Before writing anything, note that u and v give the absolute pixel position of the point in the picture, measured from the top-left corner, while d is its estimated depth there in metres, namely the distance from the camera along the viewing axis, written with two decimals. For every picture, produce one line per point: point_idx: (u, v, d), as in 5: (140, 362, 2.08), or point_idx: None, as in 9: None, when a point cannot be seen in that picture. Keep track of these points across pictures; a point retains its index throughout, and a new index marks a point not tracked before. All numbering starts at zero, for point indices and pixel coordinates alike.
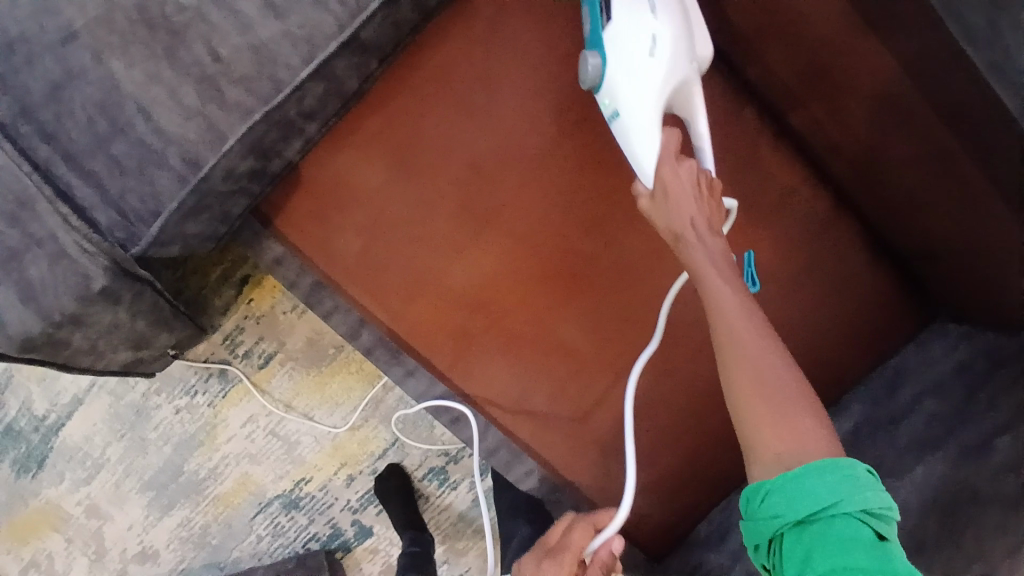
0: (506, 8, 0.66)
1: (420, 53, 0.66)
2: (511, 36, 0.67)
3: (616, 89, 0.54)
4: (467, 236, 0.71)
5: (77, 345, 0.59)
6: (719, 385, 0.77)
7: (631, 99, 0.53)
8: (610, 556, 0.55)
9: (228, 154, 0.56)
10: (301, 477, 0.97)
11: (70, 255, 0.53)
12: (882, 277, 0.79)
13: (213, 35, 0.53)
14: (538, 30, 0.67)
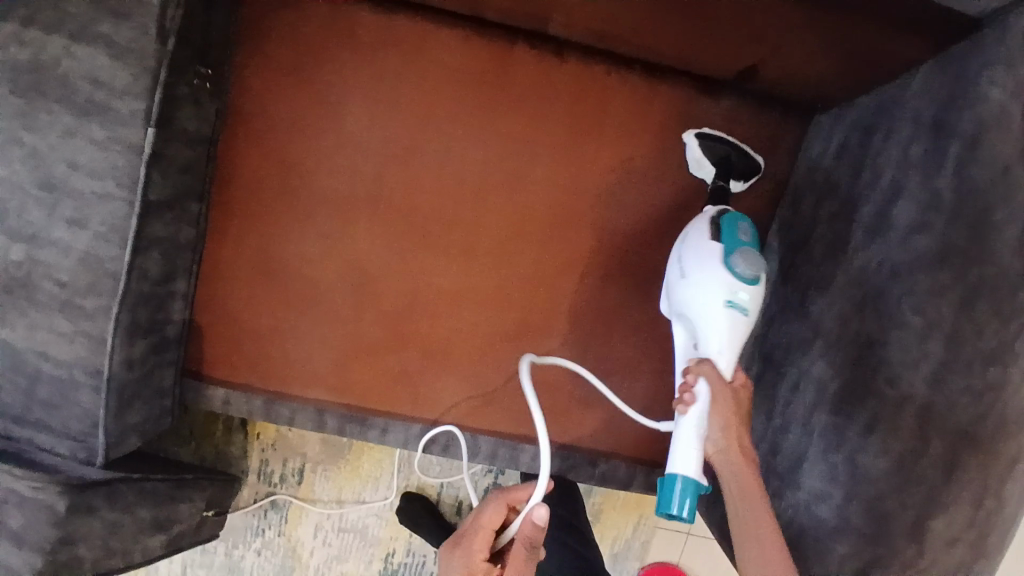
0: (268, 98, 0.71)
1: (225, 176, 0.72)
2: (288, 117, 0.72)
3: (754, 294, 0.61)
4: (359, 294, 0.75)
5: (88, 556, 0.66)
6: (653, 293, 0.76)
7: (740, 331, 0.61)
8: (533, 528, 0.61)
9: (114, 349, 0.63)
10: (387, 552, 1.04)
11: (27, 496, 0.60)
12: (748, 113, 0.74)
13: (48, 268, 0.61)
14: (304, 97, 0.71)
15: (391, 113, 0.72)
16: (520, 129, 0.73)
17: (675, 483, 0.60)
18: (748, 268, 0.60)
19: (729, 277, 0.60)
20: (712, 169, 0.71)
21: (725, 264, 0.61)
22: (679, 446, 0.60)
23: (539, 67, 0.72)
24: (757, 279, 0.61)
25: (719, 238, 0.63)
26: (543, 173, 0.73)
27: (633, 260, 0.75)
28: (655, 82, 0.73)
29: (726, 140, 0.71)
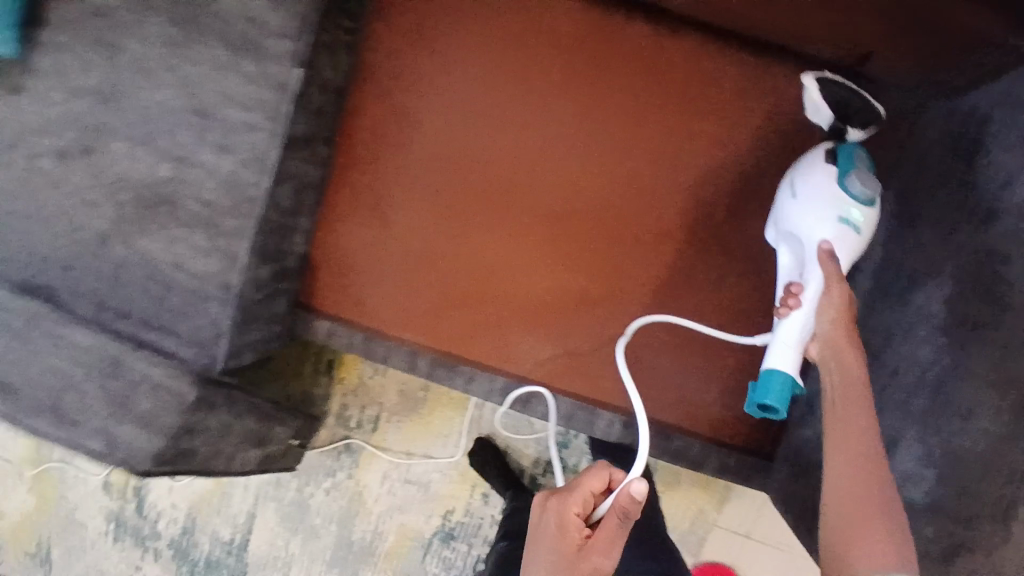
0: (395, 55, 0.77)
1: (349, 124, 0.78)
2: (410, 73, 0.77)
3: (868, 212, 0.64)
4: (460, 243, 0.79)
5: (202, 451, 0.73)
6: (746, 269, 0.77)
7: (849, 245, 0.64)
8: (631, 500, 0.62)
9: (245, 267, 0.69)
10: (446, 509, 1.08)
11: (163, 384, 0.67)
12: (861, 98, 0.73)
13: (195, 188, 0.67)
14: (427, 55, 0.76)
15: (505, 74, 0.76)
16: (628, 97, 0.75)
17: (777, 374, 0.64)
18: (863, 188, 0.63)
19: (846, 194, 0.64)
20: (830, 116, 0.68)
21: (843, 182, 0.64)
22: (780, 343, 0.64)
23: (652, 41, 0.75)
24: (872, 199, 0.64)
25: (835, 159, 0.65)
26: (646, 142, 0.76)
27: (726, 234, 0.77)
28: (766, 61, 0.74)
29: (846, 85, 0.67)
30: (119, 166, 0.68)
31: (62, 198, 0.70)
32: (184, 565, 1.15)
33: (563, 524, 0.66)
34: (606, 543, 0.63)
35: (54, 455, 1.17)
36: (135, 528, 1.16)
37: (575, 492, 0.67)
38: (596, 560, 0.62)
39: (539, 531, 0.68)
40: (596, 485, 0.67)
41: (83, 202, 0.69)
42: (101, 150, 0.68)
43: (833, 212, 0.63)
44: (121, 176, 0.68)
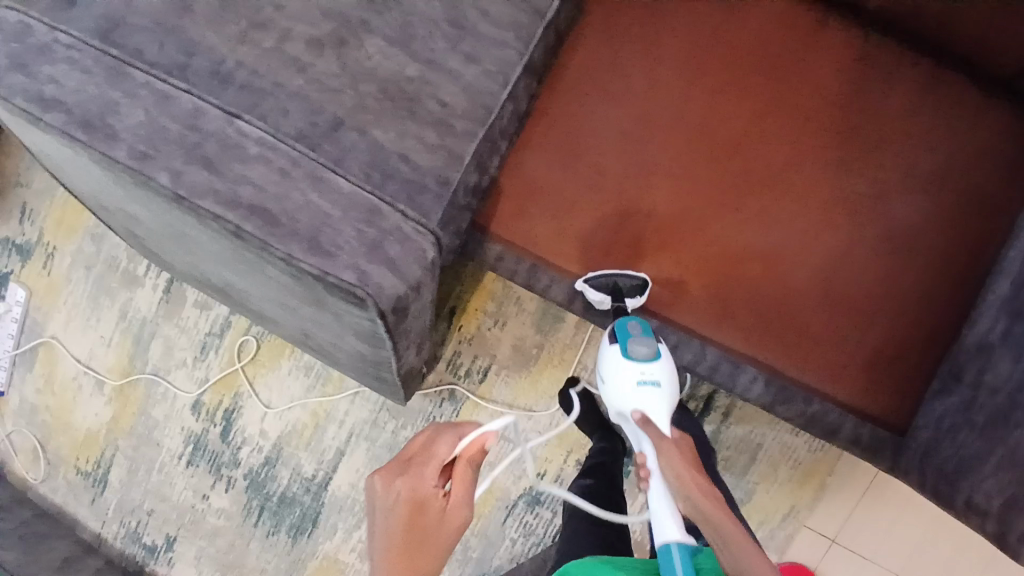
0: (613, 16, 0.87)
1: (559, 68, 0.86)
2: (623, 34, 0.86)
3: (658, 366, 0.82)
4: (637, 193, 0.85)
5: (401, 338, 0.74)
6: (901, 251, 0.82)
7: (656, 401, 0.82)
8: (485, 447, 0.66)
9: (466, 167, 0.75)
10: (538, 472, 1.09)
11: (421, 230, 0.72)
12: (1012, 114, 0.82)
13: (438, 89, 0.74)
14: (642, 21, 0.87)
15: (707, 46, 0.86)
16: (809, 86, 0.84)
17: (671, 547, 0.74)
18: (644, 350, 0.82)
19: (632, 362, 0.82)
20: (607, 299, 0.85)
21: (626, 356, 0.82)
22: (661, 519, 0.76)
23: (837, 42, 0.85)
24: (655, 355, 0.82)
25: (616, 339, 0.84)
26: (824, 121, 0.84)
27: (886, 221, 0.83)
28: (940, 72, 0.83)
29: (607, 274, 0.85)
30: (370, 60, 0.75)
31: (307, 81, 0.76)
32: (255, 498, 1.14)
33: (417, 499, 0.62)
34: (461, 500, 0.64)
35: (146, 367, 1.15)
36: (214, 453, 1.14)
37: (420, 466, 0.64)
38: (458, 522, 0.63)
39: (377, 509, 0.63)
40: (444, 453, 0.65)
41: (328, 88, 0.76)
42: (356, 43, 0.76)
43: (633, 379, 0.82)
44: (369, 69, 0.75)
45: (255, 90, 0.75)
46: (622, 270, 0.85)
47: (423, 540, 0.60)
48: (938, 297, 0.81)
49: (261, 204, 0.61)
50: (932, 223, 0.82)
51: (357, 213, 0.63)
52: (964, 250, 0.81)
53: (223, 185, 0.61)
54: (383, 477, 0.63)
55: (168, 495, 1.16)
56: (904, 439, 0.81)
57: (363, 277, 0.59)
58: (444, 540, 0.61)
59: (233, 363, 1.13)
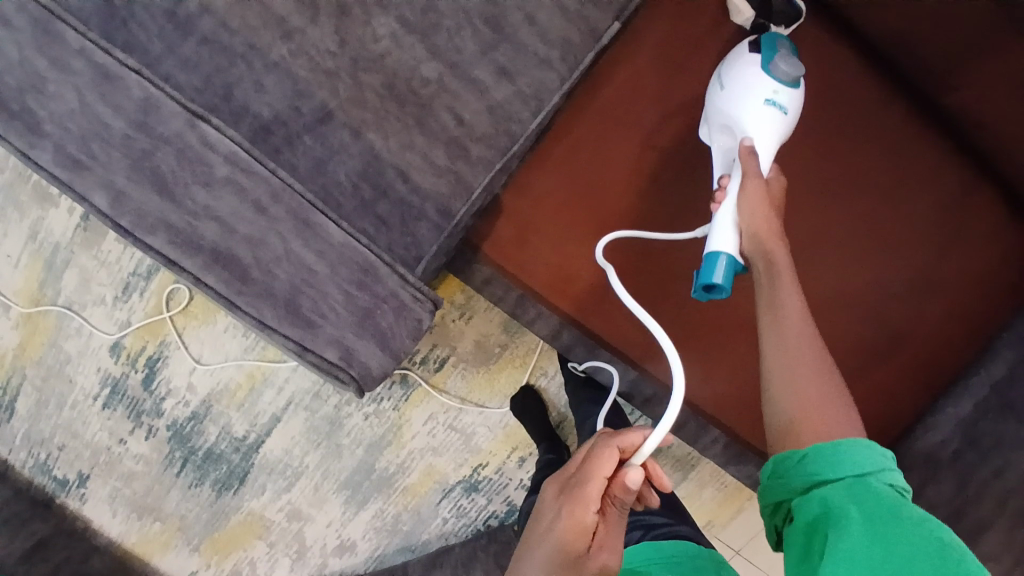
0: (673, 34, 0.75)
1: (598, 82, 0.75)
2: (678, 56, 0.75)
3: (792, 95, 0.65)
4: (647, 239, 0.77)
5: None
6: (884, 349, 0.81)
7: (773, 127, 0.64)
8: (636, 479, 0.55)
9: (474, 201, 0.64)
10: (479, 463, 1.09)
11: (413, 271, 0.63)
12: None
13: (457, 102, 0.62)
14: (702, 46, 0.76)
15: None
16: (846, 159, 0.79)
17: (720, 257, 0.61)
18: (788, 70, 0.65)
19: (770, 77, 0.65)
20: (752, 14, 0.73)
21: (766, 68, 0.65)
22: (719, 223, 0.62)
23: (888, 116, 0.78)
24: (795, 82, 0.65)
25: (758, 49, 0.67)
26: (850, 199, 0.79)
27: (880, 315, 0.80)
28: (976, 175, 0.79)
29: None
30: (378, 45, 0.61)
31: (293, 52, 0.60)
32: (179, 450, 1.08)
33: (574, 523, 0.57)
34: (614, 534, 0.59)
35: (58, 298, 1.02)
36: (135, 399, 1.05)
37: (590, 484, 0.58)
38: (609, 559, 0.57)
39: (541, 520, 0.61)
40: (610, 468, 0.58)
41: (319, 68, 0.61)
42: (361, 17, 0.60)
43: (762, 92, 0.65)
44: (375, 56, 0.61)
45: (225, 51, 0.59)
46: None
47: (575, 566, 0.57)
48: (901, 400, 0.82)
49: (229, 251, 0.49)
50: (923, 326, 0.81)
51: (349, 271, 0.52)
52: (940, 359, 0.81)
53: (180, 218, 0.49)
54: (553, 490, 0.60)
55: (80, 433, 1.07)
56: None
57: (347, 356, 0.51)
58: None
59: (161, 310, 1.01)
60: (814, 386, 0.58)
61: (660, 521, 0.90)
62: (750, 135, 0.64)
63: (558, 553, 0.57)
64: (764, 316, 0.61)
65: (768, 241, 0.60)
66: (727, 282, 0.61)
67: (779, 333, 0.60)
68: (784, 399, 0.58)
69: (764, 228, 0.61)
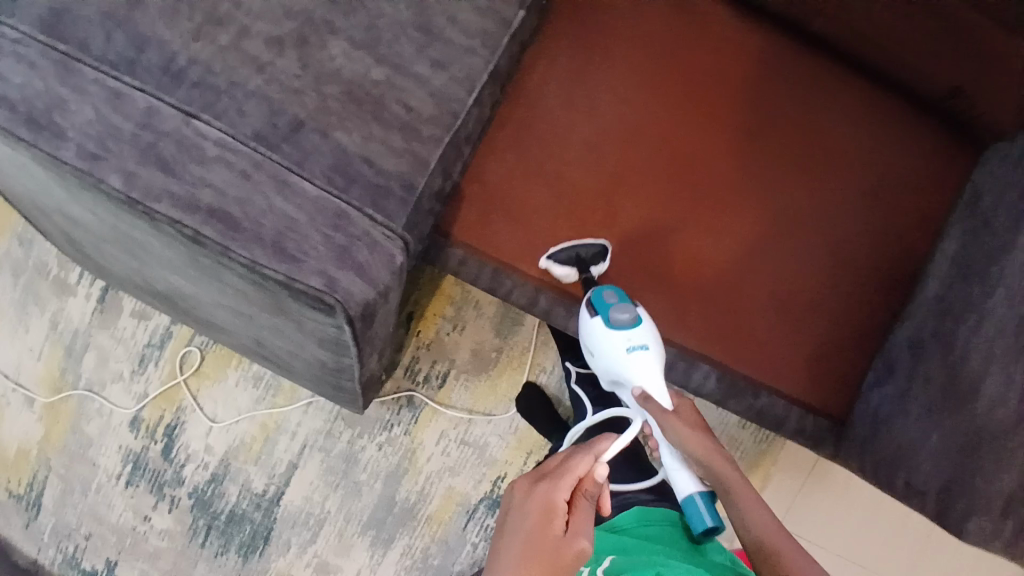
0: (578, 34, 0.91)
1: (525, 79, 0.89)
2: (587, 49, 0.90)
3: (642, 332, 0.80)
4: (592, 202, 0.88)
5: (356, 355, 0.70)
6: (836, 258, 0.88)
7: (650, 364, 0.78)
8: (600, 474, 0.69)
9: (431, 173, 0.75)
10: (497, 476, 1.09)
11: None
12: (941, 133, 0.89)
13: (404, 95, 0.75)
14: (604, 39, 0.91)
15: (663, 60, 0.91)
16: (759, 108, 0.90)
17: (694, 500, 0.74)
18: (625, 316, 0.80)
19: (617, 330, 0.80)
20: (576, 274, 0.85)
21: (609, 326, 0.80)
22: (676, 475, 0.75)
23: (782, 68, 0.91)
24: (636, 317, 0.81)
25: (596, 312, 0.82)
26: (766, 135, 0.90)
27: (831, 233, 0.88)
28: (874, 96, 0.90)
29: (569, 247, 0.85)
30: (333, 61, 0.75)
31: (266, 81, 0.73)
32: (201, 517, 1.08)
33: (549, 509, 0.67)
34: (584, 524, 0.67)
35: (79, 382, 1.09)
36: (156, 471, 1.08)
37: (562, 481, 0.69)
38: (578, 544, 0.65)
39: (512, 516, 0.69)
40: (580, 468, 0.69)
41: (288, 88, 0.74)
42: (319, 44, 0.75)
43: (623, 348, 0.79)
44: (333, 71, 0.75)
45: (210, 87, 0.72)
46: (580, 241, 0.85)
47: (550, 551, 0.64)
48: (869, 300, 0.87)
49: (223, 209, 0.58)
50: (869, 233, 0.88)
51: (325, 217, 0.61)
52: (898, 260, 0.87)
53: (180, 187, 0.58)
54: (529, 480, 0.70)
55: (106, 518, 1.08)
56: (844, 431, 0.85)
57: (331, 282, 0.58)
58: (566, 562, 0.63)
59: (175, 375, 1.08)
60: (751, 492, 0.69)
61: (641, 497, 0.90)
62: (637, 384, 0.78)
63: (537, 535, 0.65)
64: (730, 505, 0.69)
65: (708, 459, 0.70)
66: (716, 518, 0.73)
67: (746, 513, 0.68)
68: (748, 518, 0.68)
69: (702, 448, 0.71)
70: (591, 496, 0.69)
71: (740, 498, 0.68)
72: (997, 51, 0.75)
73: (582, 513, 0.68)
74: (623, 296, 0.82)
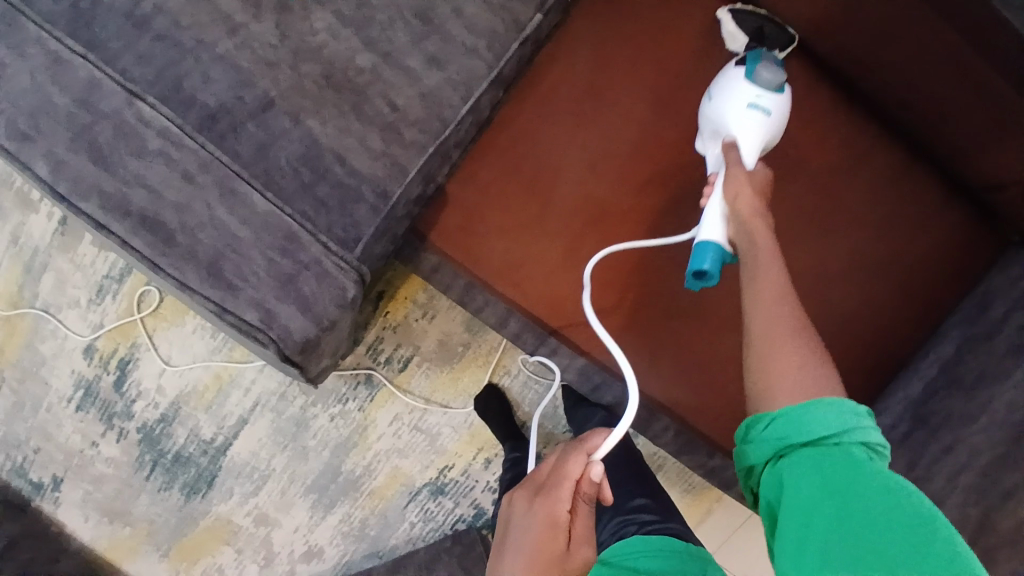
0: (603, 35, 0.81)
1: (534, 79, 0.80)
2: (609, 55, 0.80)
3: (776, 99, 0.69)
4: (583, 226, 0.80)
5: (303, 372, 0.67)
6: (830, 331, 0.82)
7: (759, 126, 0.69)
8: (597, 479, 0.62)
9: (410, 183, 0.68)
10: (444, 465, 1.09)
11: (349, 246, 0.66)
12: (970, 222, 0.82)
13: (391, 90, 0.67)
14: (631, 45, 0.81)
15: (694, 80, 0.81)
16: (786, 151, 0.82)
17: (709, 244, 0.65)
18: (770, 78, 0.70)
19: (754, 83, 0.70)
20: (743, 41, 0.77)
21: (748, 77, 0.70)
22: (706, 215, 0.66)
23: (821, 114, 0.82)
24: (779, 87, 0.70)
25: (743, 64, 0.72)
26: (785, 183, 0.82)
27: (831, 301, 0.82)
28: (914, 165, 0.82)
29: (757, 15, 0.76)
30: (316, 37, 0.66)
31: (237, 45, 0.64)
32: (148, 453, 1.09)
33: (551, 525, 0.61)
34: (587, 530, 0.62)
35: (35, 301, 1.06)
36: (106, 402, 1.08)
37: (559, 489, 0.62)
38: (585, 552, 0.61)
39: (512, 532, 0.63)
40: (576, 471, 0.62)
41: (262, 60, 0.65)
42: (301, 12, 0.66)
43: (745, 99, 0.69)
44: (313, 47, 0.66)
45: (175, 44, 0.64)
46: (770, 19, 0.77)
47: (557, 566, 0.59)
48: (852, 381, 0.82)
49: (157, 216, 0.54)
50: (871, 308, 0.82)
51: (271, 238, 0.56)
52: (889, 345, 0.82)
53: (111, 184, 0.54)
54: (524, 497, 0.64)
55: (55, 436, 1.09)
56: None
57: (268, 318, 0.55)
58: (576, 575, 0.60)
59: (132, 312, 1.05)
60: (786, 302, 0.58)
61: (649, 518, 0.86)
62: (733, 135, 0.69)
63: (536, 556, 0.60)
64: (752, 305, 0.59)
65: (752, 226, 0.62)
66: (716, 272, 0.65)
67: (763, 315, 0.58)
68: (760, 343, 0.57)
69: (748, 213, 0.63)
70: (590, 497, 0.62)
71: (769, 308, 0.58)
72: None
73: (585, 518, 0.62)
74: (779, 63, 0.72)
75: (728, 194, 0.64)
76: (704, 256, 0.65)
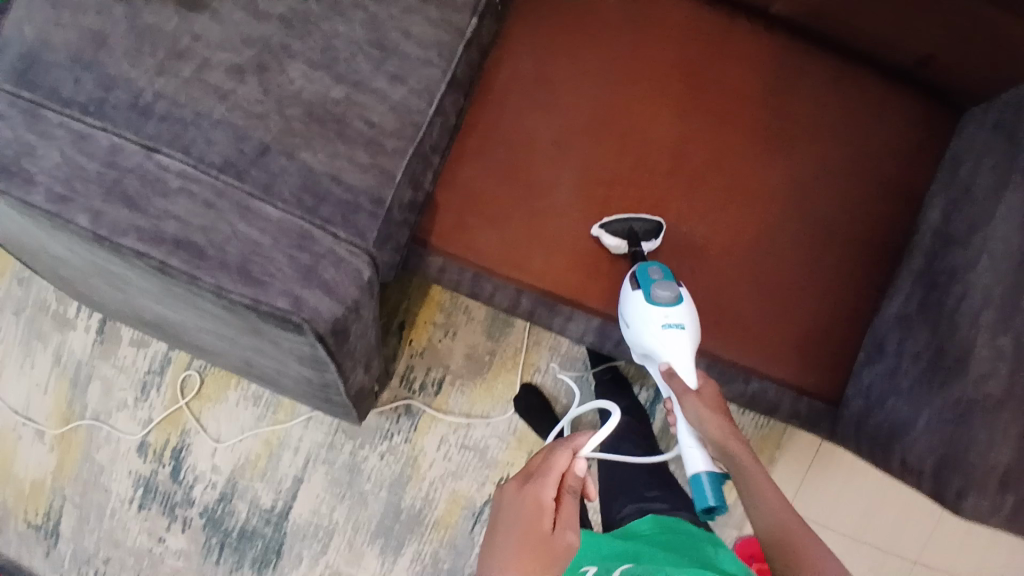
0: (539, 31, 0.91)
1: (488, 83, 0.90)
2: (547, 47, 0.90)
3: (681, 309, 0.78)
4: (566, 197, 0.87)
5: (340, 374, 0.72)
6: (819, 235, 0.87)
7: (682, 344, 0.77)
8: (580, 472, 0.66)
9: (399, 186, 0.76)
10: (500, 477, 1.10)
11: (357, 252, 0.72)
12: (916, 102, 0.88)
13: (366, 111, 0.76)
14: (565, 34, 0.91)
15: (627, 50, 0.90)
16: (729, 88, 0.90)
17: (701, 477, 0.71)
18: (667, 294, 0.78)
19: (656, 310, 0.78)
20: (626, 245, 0.83)
21: (648, 303, 0.78)
22: (686, 449, 0.73)
23: (749, 48, 0.90)
24: (677, 298, 0.78)
25: (638, 284, 0.80)
26: (736, 115, 0.89)
27: (812, 216, 0.87)
28: (848, 71, 0.89)
29: (622, 219, 0.84)
30: (293, 84, 0.76)
31: (229, 107, 0.75)
32: (214, 535, 1.10)
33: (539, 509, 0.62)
34: (572, 519, 0.65)
35: (85, 412, 1.12)
36: (167, 493, 1.11)
37: (547, 478, 0.65)
38: (569, 536, 0.63)
39: (500, 515, 0.64)
40: (564, 460, 0.65)
41: (251, 113, 0.74)
42: (277, 68, 0.76)
43: (658, 325, 0.77)
44: (293, 93, 0.76)
45: (177, 120, 0.74)
46: (635, 214, 0.85)
47: (544, 546, 0.61)
48: (858, 276, 0.86)
49: (190, 238, 0.60)
50: (851, 205, 0.87)
51: (288, 239, 0.63)
52: (882, 232, 0.86)
53: (146, 221, 0.61)
54: (514, 481, 0.65)
55: (122, 541, 1.11)
56: (840, 411, 0.83)
57: (297, 302, 0.60)
58: (561, 554, 0.61)
59: (177, 399, 1.11)
60: (795, 524, 0.68)
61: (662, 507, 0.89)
62: (666, 360, 0.77)
63: (528, 537, 0.61)
64: (777, 554, 0.67)
65: (722, 440, 0.69)
66: (718, 497, 0.70)
67: (758, 509, 0.68)
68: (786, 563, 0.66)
69: (719, 434, 0.69)
70: (574, 490, 0.66)
71: (777, 526, 0.67)
72: (976, 14, 0.74)
73: (570, 507, 0.65)
74: (667, 274, 0.80)
75: (693, 417, 0.71)
76: (704, 495, 0.71)
